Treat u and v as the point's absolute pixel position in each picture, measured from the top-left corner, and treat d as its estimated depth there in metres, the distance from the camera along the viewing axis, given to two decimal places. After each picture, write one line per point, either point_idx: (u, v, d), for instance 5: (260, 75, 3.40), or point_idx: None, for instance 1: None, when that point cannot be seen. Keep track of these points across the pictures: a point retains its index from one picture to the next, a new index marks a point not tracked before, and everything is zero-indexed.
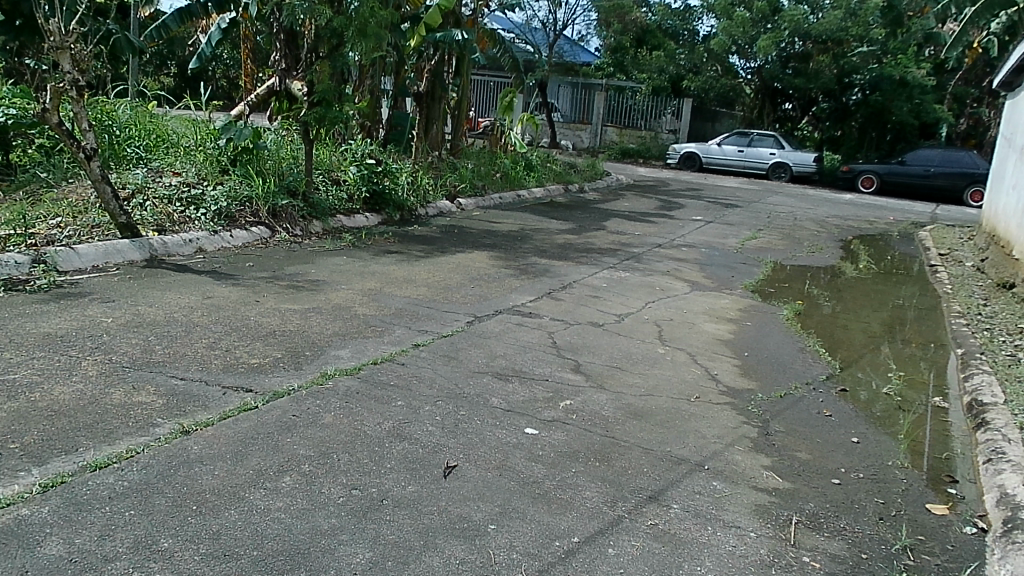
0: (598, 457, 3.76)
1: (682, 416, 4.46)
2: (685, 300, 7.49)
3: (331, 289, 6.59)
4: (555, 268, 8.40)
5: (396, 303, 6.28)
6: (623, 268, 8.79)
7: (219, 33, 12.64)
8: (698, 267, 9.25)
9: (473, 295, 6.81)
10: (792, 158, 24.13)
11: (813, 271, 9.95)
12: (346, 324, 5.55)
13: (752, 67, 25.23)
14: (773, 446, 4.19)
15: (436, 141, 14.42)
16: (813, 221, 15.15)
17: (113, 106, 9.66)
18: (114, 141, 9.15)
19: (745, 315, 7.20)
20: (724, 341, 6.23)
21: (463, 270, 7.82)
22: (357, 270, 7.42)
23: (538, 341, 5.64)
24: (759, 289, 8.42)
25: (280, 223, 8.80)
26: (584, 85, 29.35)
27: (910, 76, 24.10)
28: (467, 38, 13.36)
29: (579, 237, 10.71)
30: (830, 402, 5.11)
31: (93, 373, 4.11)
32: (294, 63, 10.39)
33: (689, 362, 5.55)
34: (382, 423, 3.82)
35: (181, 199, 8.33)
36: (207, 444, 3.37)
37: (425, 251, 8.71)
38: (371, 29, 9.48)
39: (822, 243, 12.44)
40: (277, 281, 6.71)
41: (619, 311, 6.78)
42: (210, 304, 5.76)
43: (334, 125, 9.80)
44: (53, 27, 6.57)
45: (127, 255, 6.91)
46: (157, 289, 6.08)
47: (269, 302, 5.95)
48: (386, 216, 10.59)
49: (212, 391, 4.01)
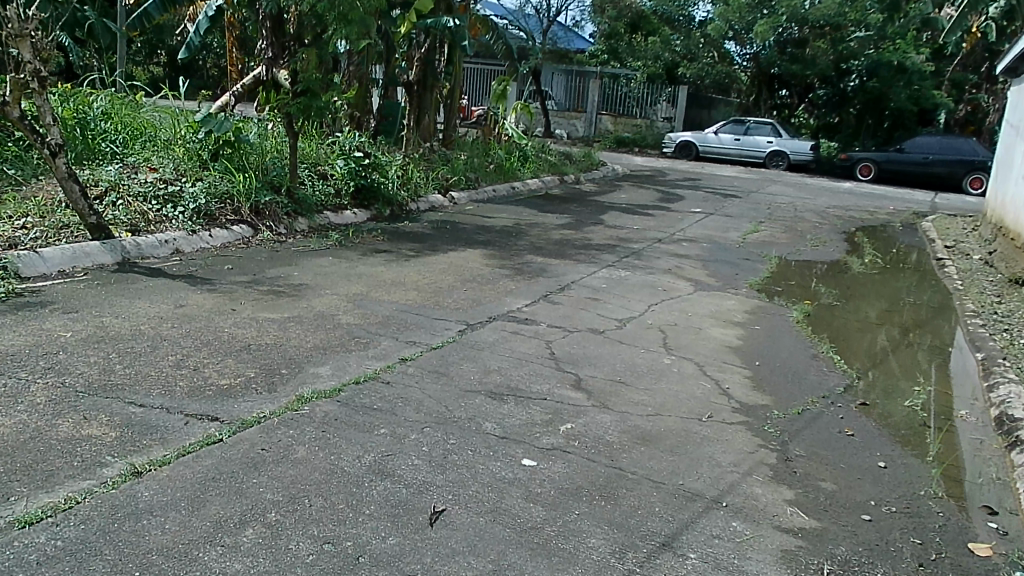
0: (604, 494, 3.38)
1: (694, 441, 4.08)
2: (690, 302, 7.07)
3: (315, 294, 6.17)
4: (551, 267, 7.99)
5: (382, 310, 5.86)
6: (622, 265, 8.40)
7: (207, 22, 12.19)
8: (700, 264, 8.86)
9: (466, 299, 6.41)
10: (790, 146, 23.77)
11: (818, 266, 9.56)
12: (330, 335, 5.16)
13: (749, 53, 24.90)
14: (795, 476, 3.82)
15: (428, 132, 14.22)
16: (815, 213, 14.72)
17: (86, 98, 9.19)
18: (88, 135, 8.70)
19: (754, 318, 6.78)
20: (732, 348, 5.84)
21: (454, 270, 7.39)
22: (342, 272, 7.00)
23: (536, 352, 5.25)
24: (766, 287, 8.00)
25: (264, 221, 8.34)
26: (578, 73, 28.79)
27: (909, 62, 23.52)
28: (459, 25, 12.88)
29: (576, 232, 10.28)
30: (852, 419, 4.74)
31: (40, 401, 3.70)
32: (280, 52, 9.84)
33: (698, 375, 5.16)
34: (362, 458, 3.44)
35: (158, 196, 7.86)
36: (159, 488, 2.99)
37: (416, 250, 8.28)
38: (354, 16, 8.96)
39: (826, 236, 12.01)
40: (257, 285, 6.31)
41: (620, 316, 6.37)
42: (181, 313, 5.34)
43: (320, 117, 9.37)
44: (11, 13, 6.08)
45: (97, 258, 6.48)
46: (125, 297, 5.65)
47: (246, 311, 5.53)
48: (375, 212, 10.14)
49: (173, 420, 3.62)
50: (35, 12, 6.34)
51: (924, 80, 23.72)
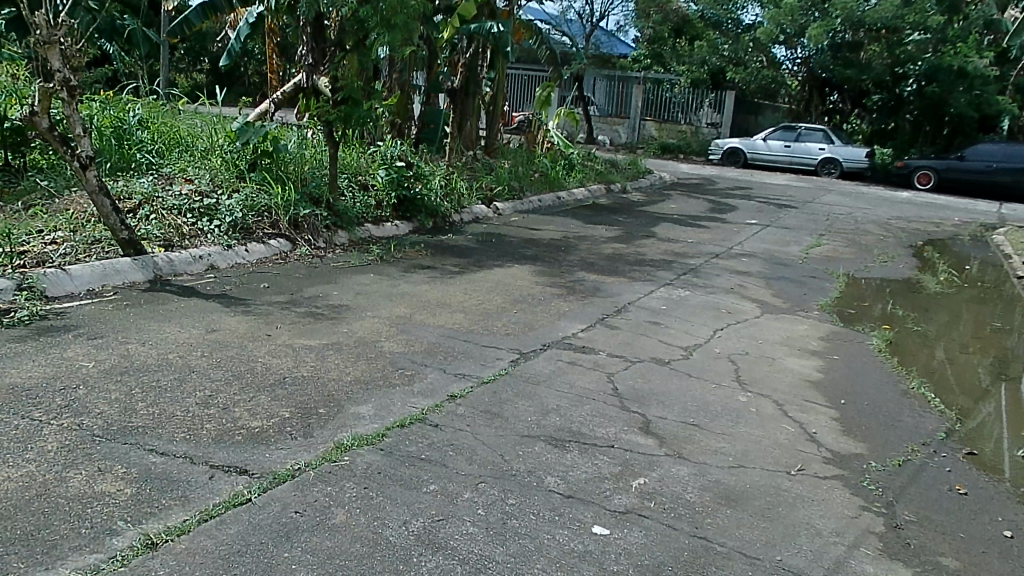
0: (689, 572, 2.89)
1: (786, 503, 3.56)
2: (759, 327, 6.51)
3: (356, 317, 5.75)
4: (605, 286, 7.48)
5: (428, 337, 5.41)
6: (681, 283, 7.86)
7: (248, 28, 11.95)
8: (764, 283, 8.28)
9: (517, 323, 5.93)
10: (843, 153, 22.89)
11: (891, 285, 8.89)
12: (372, 366, 4.72)
13: (799, 57, 24.29)
14: (910, 549, 3.28)
15: (470, 138, 13.86)
16: (876, 225, 13.98)
17: (122, 106, 8.93)
18: (124, 145, 8.42)
19: (831, 347, 6.19)
20: (812, 384, 5.27)
21: (503, 289, 6.92)
22: (384, 291, 6.58)
23: (597, 387, 4.75)
24: (838, 310, 7.39)
25: (302, 235, 7.97)
26: (621, 78, 28.32)
27: (970, 66, 22.02)
28: (503, 31, 12.48)
29: (628, 246, 9.76)
30: (960, 472, 4.16)
31: (51, 448, 3.31)
32: (321, 57, 9.36)
33: (780, 416, 4.61)
34: (409, 524, 2.99)
35: (193, 209, 7.52)
36: (177, 566, 2.58)
37: (461, 266, 7.83)
38: (399, 20, 8.58)
39: (893, 251, 11.31)
40: (295, 306, 5.92)
41: (685, 343, 5.84)
42: (211, 340, 4.94)
43: (362, 125, 9.02)
44: (38, 20, 5.76)
45: (127, 276, 6.16)
46: (154, 320, 5.29)
47: (283, 337, 5.13)
48: (417, 224, 9.72)
49: (196, 473, 3.21)
50: (65, 18, 6.02)
51: (986, 85, 22.57)
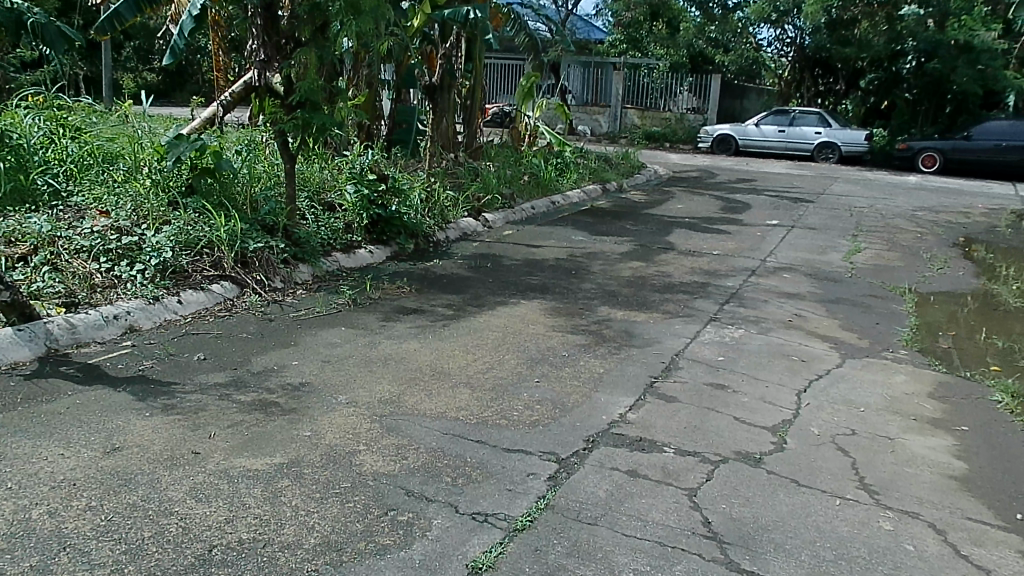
0: None
1: None
2: (850, 383, 5.03)
3: (321, 406, 4.19)
4: (639, 327, 5.96)
5: (426, 437, 3.87)
6: (727, 317, 6.37)
7: (191, 22, 10.11)
8: (824, 309, 6.82)
9: (542, 401, 4.41)
10: (841, 137, 21.53)
11: (966, 302, 7.44)
12: (346, 509, 3.16)
13: (789, 37, 23.26)
14: None
15: (449, 138, 11.90)
16: (905, 218, 12.62)
17: (22, 119, 7.24)
18: (21, 168, 6.73)
19: (953, 413, 4.67)
20: (961, 484, 3.80)
21: (514, 344, 5.38)
22: (359, 355, 5.01)
23: (683, 524, 3.23)
24: (928, 347, 5.91)
25: (252, 274, 6.32)
26: (596, 64, 26.58)
27: (976, 40, 20.35)
28: (479, 16, 10.84)
29: (648, 264, 8.26)
30: None
31: None
32: (276, 53, 7.50)
33: (955, 560, 3.14)
34: None
35: (108, 250, 5.89)
36: None
37: (455, 307, 6.26)
38: (366, 4, 6.90)
39: (940, 253, 9.89)
40: (238, 392, 4.32)
41: (769, 421, 4.35)
42: (106, 472, 3.34)
43: (324, 134, 7.36)
44: None
45: (7, 355, 4.50)
46: (29, 434, 3.66)
47: (215, 457, 3.54)
48: (396, 248, 8.07)
49: None
50: None
51: (993, 59, 20.74)
